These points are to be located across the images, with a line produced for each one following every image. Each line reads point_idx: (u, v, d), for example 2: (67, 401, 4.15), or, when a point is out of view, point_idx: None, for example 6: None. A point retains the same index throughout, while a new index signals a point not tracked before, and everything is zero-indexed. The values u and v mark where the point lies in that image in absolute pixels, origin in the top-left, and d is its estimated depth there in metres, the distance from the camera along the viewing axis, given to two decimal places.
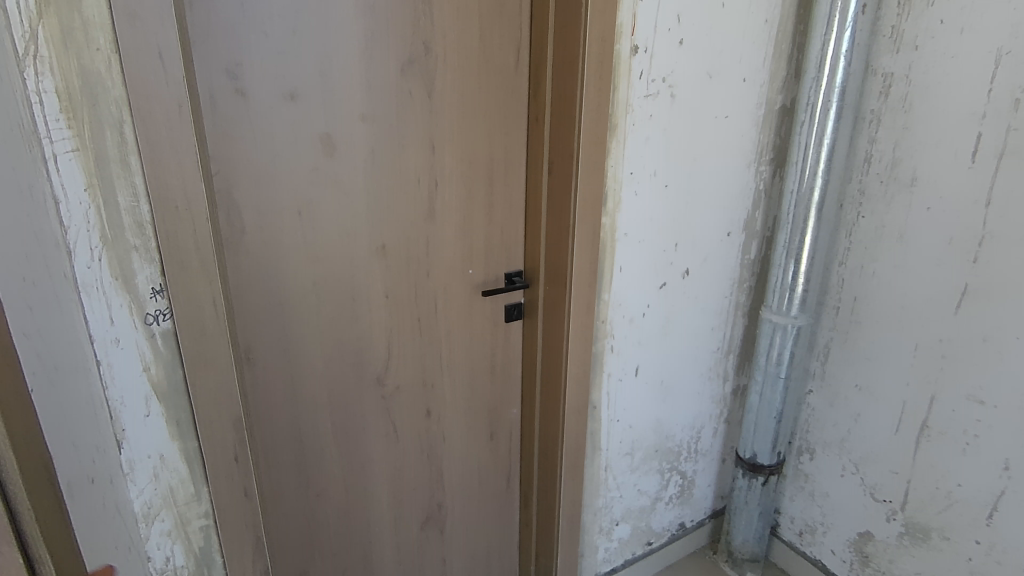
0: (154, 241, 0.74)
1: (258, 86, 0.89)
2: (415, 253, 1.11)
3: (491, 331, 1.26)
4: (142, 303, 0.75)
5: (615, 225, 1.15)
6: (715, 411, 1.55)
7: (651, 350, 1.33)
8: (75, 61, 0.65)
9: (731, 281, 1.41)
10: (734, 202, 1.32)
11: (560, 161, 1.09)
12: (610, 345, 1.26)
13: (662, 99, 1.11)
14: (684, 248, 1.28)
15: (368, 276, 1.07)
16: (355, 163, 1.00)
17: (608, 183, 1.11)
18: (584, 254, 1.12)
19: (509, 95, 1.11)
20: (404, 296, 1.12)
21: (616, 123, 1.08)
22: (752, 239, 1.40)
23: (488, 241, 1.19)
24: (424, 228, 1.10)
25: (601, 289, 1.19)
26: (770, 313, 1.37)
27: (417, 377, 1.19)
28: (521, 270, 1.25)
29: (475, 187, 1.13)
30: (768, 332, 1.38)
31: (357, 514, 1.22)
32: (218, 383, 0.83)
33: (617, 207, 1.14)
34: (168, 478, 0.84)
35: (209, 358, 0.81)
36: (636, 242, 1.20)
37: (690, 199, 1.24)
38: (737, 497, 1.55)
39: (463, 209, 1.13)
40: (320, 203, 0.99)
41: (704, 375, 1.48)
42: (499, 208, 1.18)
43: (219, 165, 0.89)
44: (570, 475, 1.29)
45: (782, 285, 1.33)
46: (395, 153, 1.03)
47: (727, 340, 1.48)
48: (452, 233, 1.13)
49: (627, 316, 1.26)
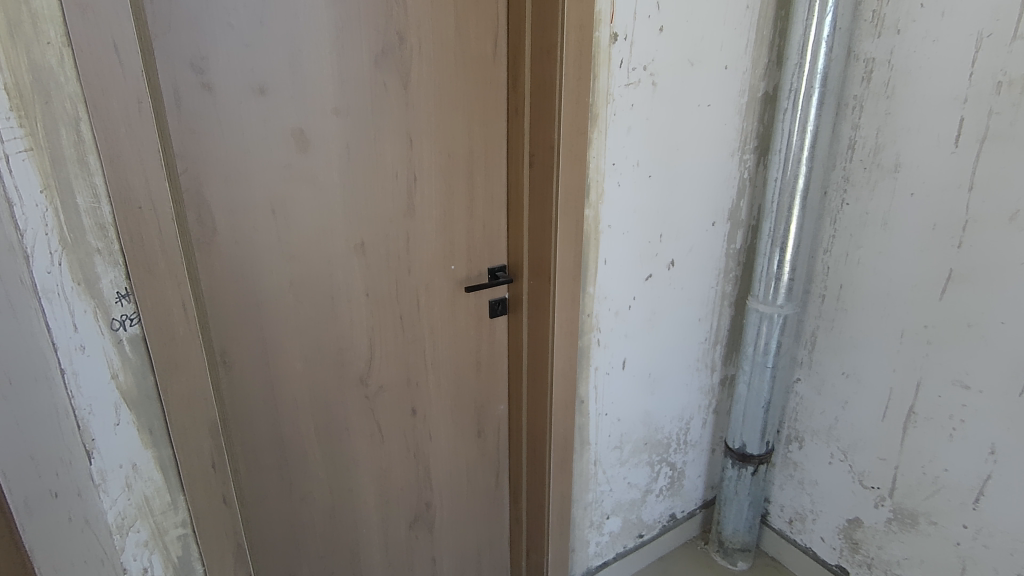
0: (118, 243, 0.71)
1: (225, 80, 0.85)
2: (394, 250, 1.08)
3: (475, 327, 1.24)
4: (107, 308, 0.73)
5: (598, 216, 1.13)
6: (704, 401, 1.55)
7: (638, 343, 1.32)
8: (24, 56, 0.61)
9: (717, 271, 1.40)
10: (718, 191, 1.31)
11: (542, 154, 1.07)
12: (597, 338, 1.24)
13: (644, 88, 1.10)
14: (668, 239, 1.27)
15: (347, 274, 1.05)
16: (330, 158, 0.97)
17: (590, 174, 1.09)
18: (568, 247, 1.10)
19: (488, 85, 1.09)
20: (386, 295, 1.10)
21: (598, 112, 1.06)
22: (737, 228, 1.39)
23: (471, 236, 1.16)
24: (404, 225, 1.08)
25: (586, 282, 1.17)
26: (757, 302, 1.37)
27: (401, 376, 1.17)
28: (504, 265, 1.23)
29: (455, 182, 1.11)
30: (754, 322, 1.38)
31: (344, 516, 1.19)
32: (192, 389, 0.81)
33: (601, 198, 1.12)
34: (143, 488, 0.81)
35: (182, 364, 0.79)
36: (621, 233, 1.18)
37: (674, 188, 1.23)
38: (727, 487, 1.55)
39: (444, 205, 1.11)
40: (295, 200, 0.96)
41: (692, 366, 1.47)
42: (481, 202, 1.15)
43: (187, 162, 0.85)
44: (559, 471, 1.28)
45: (768, 274, 1.33)
46: (372, 147, 1.00)
47: (715, 331, 1.47)
48: (432, 229, 1.11)
49: (613, 308, 1.24)
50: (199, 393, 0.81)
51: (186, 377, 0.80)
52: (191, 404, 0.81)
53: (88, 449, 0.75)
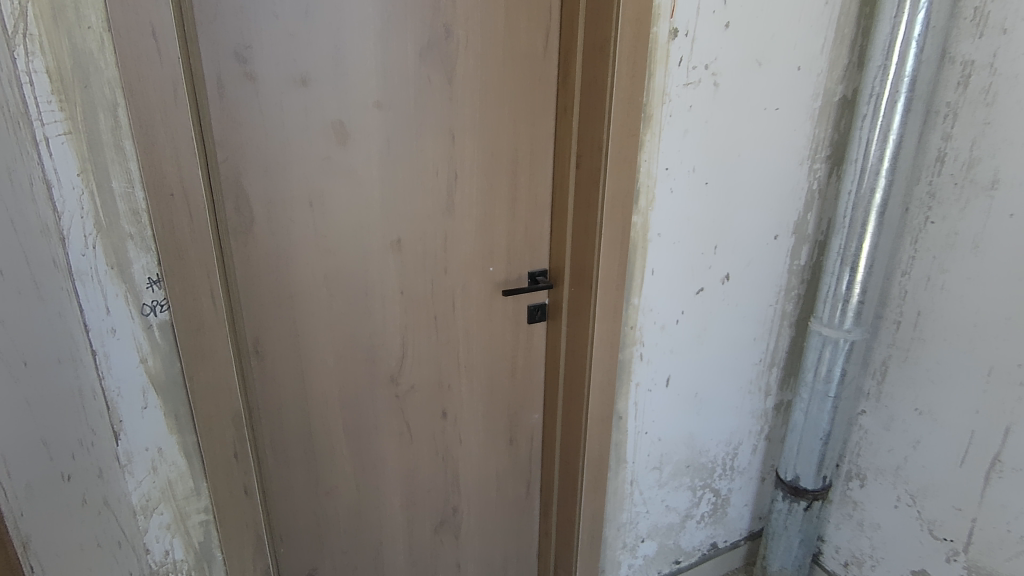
0: (150, 230, 0.72)
1: (268, 71, 0.85)
2: (432, 248, 1.06)
3: (512, 332, 1.20)
4: (138, 293, 0.73)
5: (647, 224, 1.07)
6: (756, 427, 1.44)
7: (684, 360, 1.24)
8: (66, 41, 0.62)
9: (777, 288, 1.30)
10: (783, 202, 1.21)
11: (589, 155, 1.01)
12: (639, 353, 1.17)
13: (704, 88, 1.02)
14: (724, 251, 1.18)
15: (382, 271, 1.03)
16: (370, 153, 0.95)
17: (640, 179, 1.03)
18: (612, 255, 1.04)
19: (537, 82, 1.04)
20: (421, 293, 1.08)
21: (652, 112, 0.99)
22: (803, 243, 1.28)
23: (511, 238, 1.12)
24: (443, 223, 1.05)
25: (630, 293, 1.11)
26: (821, 325, 1.25)
27: (433, 377, 1.15)
28: (545, 269, 1.19)
29: (498, 181, 1.07)
30: (816, 345, 1.27)
31: (368, 514, 1.18)
32: (217, 378, 0.81)
33: (651, 205, 1.05)
34: (167, 472, 0.82)
35: (208, 352, 0.79)
36: (671, 242, 1.11)
37: (732, 197, 1.14)
38: (775, 521, 1.43)
39: (485, 204, 1.08)
40: (333, 194, 0.95)
41: (744, 388, 1.37)
42: (523, 203, 1.11)
43: (227, 151, 0.86)
44: (591, 488, 1.22)
45: (835, 295, 1.22)
46: (413, 143, 0.98)
47: (772, 352, 1.37)
48: (471, 229, 1.08)
49: (659, 322, 1.17)
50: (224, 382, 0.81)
51: (211, 366, 0.80)
52: (216, 392, 0.81)
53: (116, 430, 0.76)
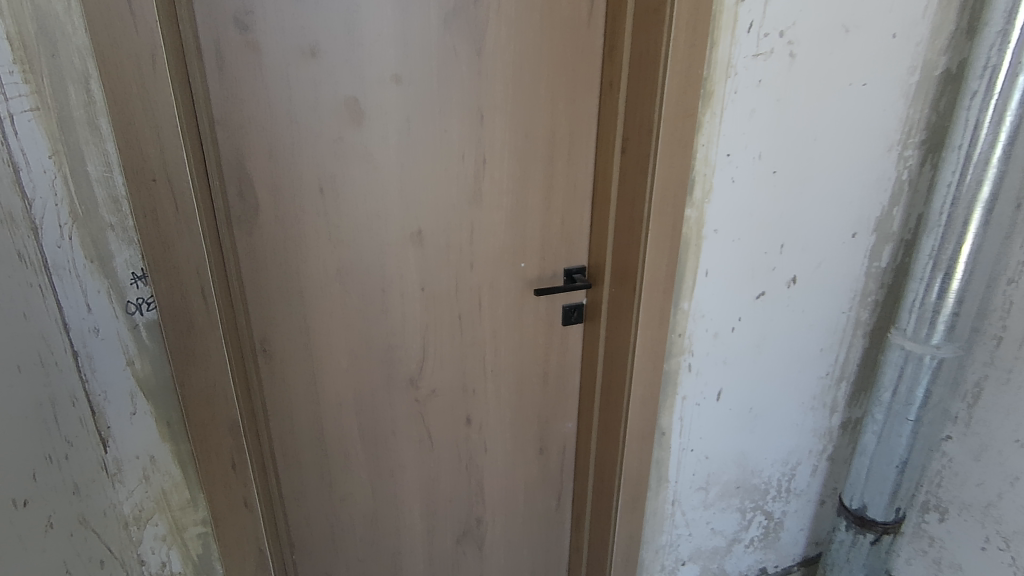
0: (132, 220, 0.64)
1: (273, 42, 0.76)
2: (456, 241, 0.95)
3: (545, 334, 1.09)
4: (122, 290, 0.66)
5: (703, 218, 0.92)
6: (817, 446, 1.29)
7: (739, 371, 1.10)
8: (28, 2, 0.54)
9: (852, 293, 1.13)
10: (864, 195, 1.04)
11: (637, 138, 0.88)
12: (687, 363, 1.04)
13: (777, 59, 0.86)
14: (791, 250, 1.03)
15: (401, 266, 0.93)
16: (388, 134, 0.85)
17: (696, 166, 0.88)
18: (659, 253, 0.91)
19: (580, 53, 0.91)
20: (445, 291, 0.98)
21: (712, 89, 0.84)
22: (884, 243, 1.11)
23: (547, 231, 1.01)
24: (470, 213, 0.94)
25: (679, 296, 0.97)
26: (902, 337, 1.08)
27: (457, 381, 1.06)
28: (584, 266, 1.06)
29: (532, 167, 0.95)
30: (895, 361, 1.10)
31: (386, 523, 1.11)
32: (210, 384, 0.73)
33: (707, 196, 0.91)
34: (160, 481, 0.75)
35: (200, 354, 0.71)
36: (729, 240, 0.96)
37: (804, 189, 0.98)
38: (835, 551, 1.28)
39: (517, 193, 0.96)
40: (346, 180, 0.86)
41: (806, 403, 1.22)
42: (561, 192, 0.99)
43: (228, 132, 0.77)
44: (627, 509, 1.11)
45: (923, 304, 1.04)
46: (437, 123, 0.87)
47: (841, 365, 1.21)
48: (501, 220, 0.97)
49: (711, 329, 1.03)
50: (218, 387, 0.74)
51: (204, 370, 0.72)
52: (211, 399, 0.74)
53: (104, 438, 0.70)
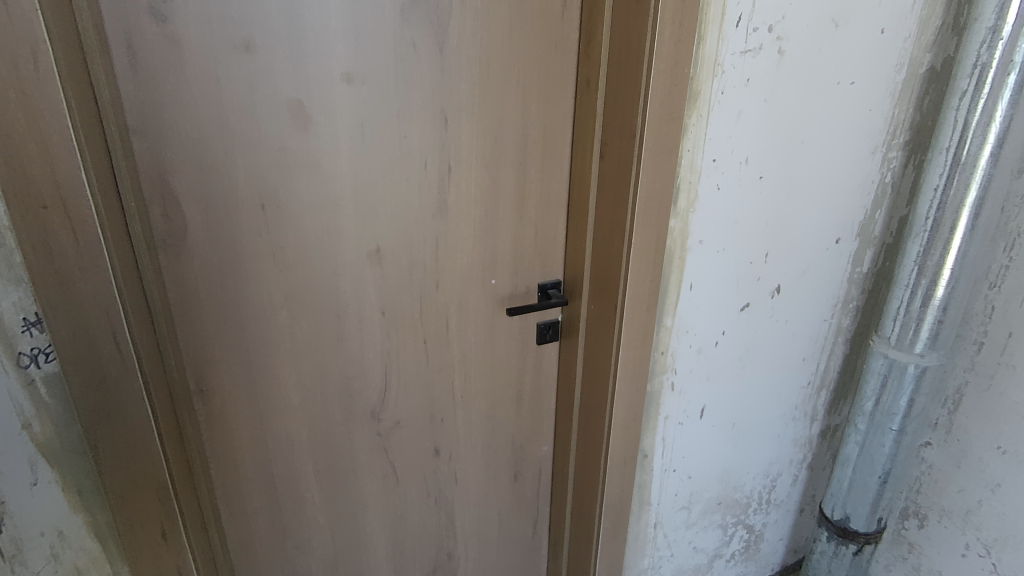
0: (20, 255, 0.52)
1: (196, 33, 0.64)
2: (420, 259, 0.85)
3: (518, 354, 1.00)
4: (11, 340, 0.53)
5: (688, 228, 0.85)
6: (798, 455, 1.26)
7: (723, 387, 1.04)
8: None
9: (834, 300, 1.09)
10: (848, 199, 1.00)
11: (618, 143, 0.80)
12: (670, 381, 0.97)
13: (766, 57, 0.80)
14: (776, 259, 0.97)
15: (358, 288, 0.83)
16: (338, 141, 0.75)
17: (681, 173, 0.81)
18: (643, 269, 0.84)
19: (553, 49, 0.82)
20: (408, 313, 0.88)
21: (699, 89, 0.77)
22: (867, 247, 1.07)
23: (519, 244, 0.92)
24: (434, 227, 0.85)
25: (663, 312, 0.90)
26: (886, 345, 1.05)
27: (423, 410, 0.96)
28: (559, 280, 0.98)
29: (503, 175, 0.86)
30: (878, 369, 1.07)
31: (348, 567, 1.01)
32: (131, 441, 0.62)
33: (693, 205, 0.84)
34: (72, 560, 0.63)
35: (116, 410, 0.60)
36: (714, 251, 0.90)
37: (791, 194, 0.93)
38: (817, 562, 1.26)
39: (486, 203, 0.87)
40: (291, 194, 0.74)
41: (788, 414, 1.18)
42: (534, 201, 0.90)
43: (146, 140, 0.65)
44: (609, 536, 1.04)
45: (907, 311, 1.01)
46: (395, 127, 0.77)
47: (822, 373, 1.17)
48: (469, 234, 0.87)
49: (695, 345, 0.97)
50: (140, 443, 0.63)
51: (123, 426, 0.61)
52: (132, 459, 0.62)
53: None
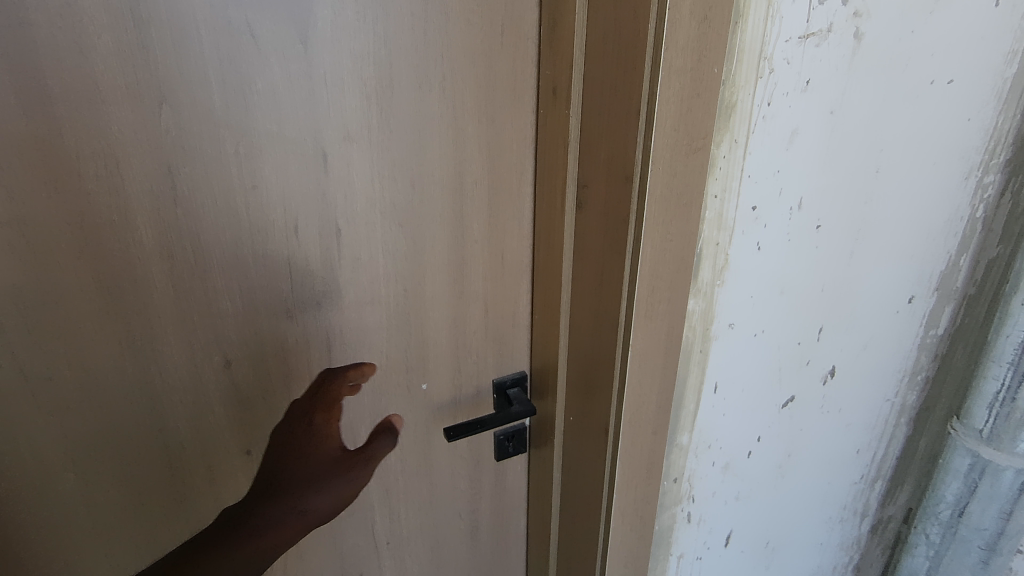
0: None
1: None
2: (304, 367, 0.56)
3: (468, 475, 0.71)
4: None
5: (713, 310, 0.56)
6: (844, 559, 0.98)
7: (757, 505, 0.76)
8: None
9: (900, 373, 0.80)
10: (927, 244, 0.71)
11: (603, 187, 0.50)
12: (687, 512, 0.68)
13: (835, 46, 0.50)
14: (832, 334, 0.68)
15: (202, 422, 0.53)
16: (128, 203, 0.44)
17: (705, 231, 0.51)
18: (647, 377, 0.54)
19: (498, 38, 0.52)
20: (292, 444, 0.58)
21: (733, 100, 0.47)
22: (945, 304, 0.79)
23: (460, 329, 0.62)
24: (322, 320, 0.55)
25: (676, 427, 0.61)
26: (975, 440, 0.77)
27: (331, 567, 0.66)
28: (524, 372, 0.69)
29: (428, 235, 0.56)
30: (963, 470, 0.79)
31: None
32: (334, 496, 0.60)
33: (720, 276, 0.55)
34: None
35: (307, 441, 0.58)
36: (750, 334, 0.61)
37: (856, 246, 0.63)
38: None
39: (403, 279, 0.57)
40: (54, 291, 0.44)
41: (834, 517, 0.89)
42: (481, 268, 0.60)
43: None
44: None
45: (1008, 399, 0.73)
46: (234, 172, 0.47)
47: (879, 461, 0.89)
48: (381, 325, 0.57)
49: (721, 460, 0.68)
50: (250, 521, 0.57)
51: (312, 448, 0.58)
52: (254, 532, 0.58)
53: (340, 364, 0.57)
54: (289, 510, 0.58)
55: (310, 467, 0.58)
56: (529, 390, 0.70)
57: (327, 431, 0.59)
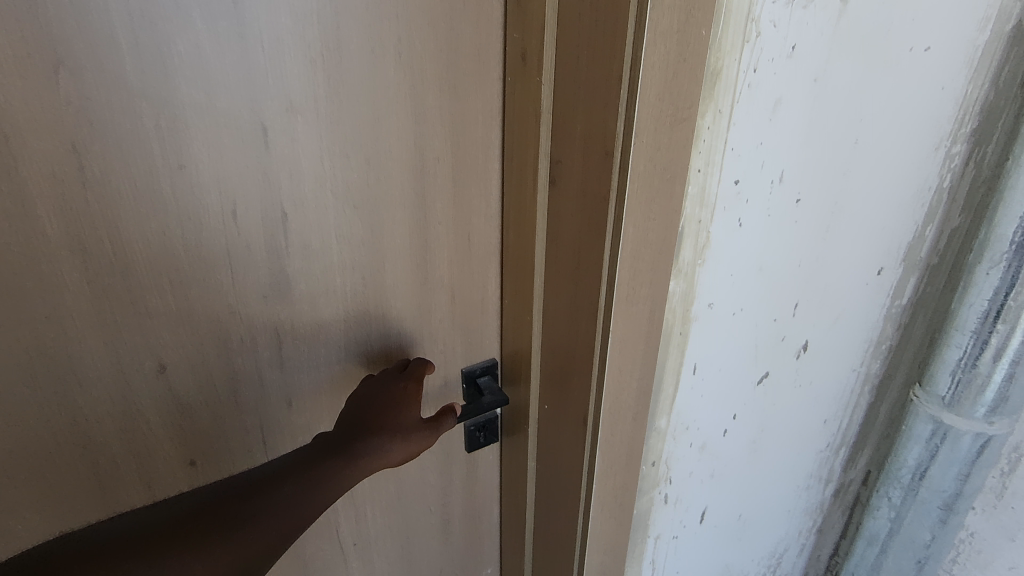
0: None
1: None
2: (253, 367, 0.50)
3: (438, 469, 0.67)
4: None
5: (693, 292, 0.53)
6: (808, 524, 1.00)
7: (731, 481, 0.75)
8: None
9: (867, 343, 0.81)
10: (898, 215, 0.70)
11: (579, 163, 0.46)
12: (664, 494, 0.67)
13: (822, 8, 0.47)
14: (807, 309, 0.67)
15: (138, 433, 0.47)
16: (25, 189, 0.37)
17: (688, 209, 0.48)
18: (627, 364, 0.51)
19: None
20: (242, 451, 0.53)
21: (719, 67, 0.43)
22: (910, 274, 0.79)
23: (425, 318, 0.57)
24: (270, 316, 0.49)
25: (655, 412, 0.59)
26: (937, 406, 0.79)
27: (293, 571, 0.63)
28: (495, 359, 0.65)
29: (387, 217, 0.51)
30: (925, 435, 0.81)
31: None
32: (406, 447, 0.51)
33: (702, 255, 0.52)
34: None
35: (386, 406, 0.52)
36: (729, 313, 0.59)
37: (833, 220, 0.62)
38: None
39: (360, 266, 0.51)
40: None
41: (801, 485, 0.91)
42: (446, 251, 0.55)
43: None
44: None
45: (970, 366, 0.74)
46: (157, 151, 0.40)
47: (844, 429, 0.90)
48: (339, 317, 0.52)
49: (698, 441, 0.66)
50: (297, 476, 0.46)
51: (389, 415, 0.51)
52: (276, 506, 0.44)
53: (409, 360, 0.57)
54: (365, 456, 0.49)
55: (390, 430, 0.50)
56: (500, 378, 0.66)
57: (413, 398, 0.53)
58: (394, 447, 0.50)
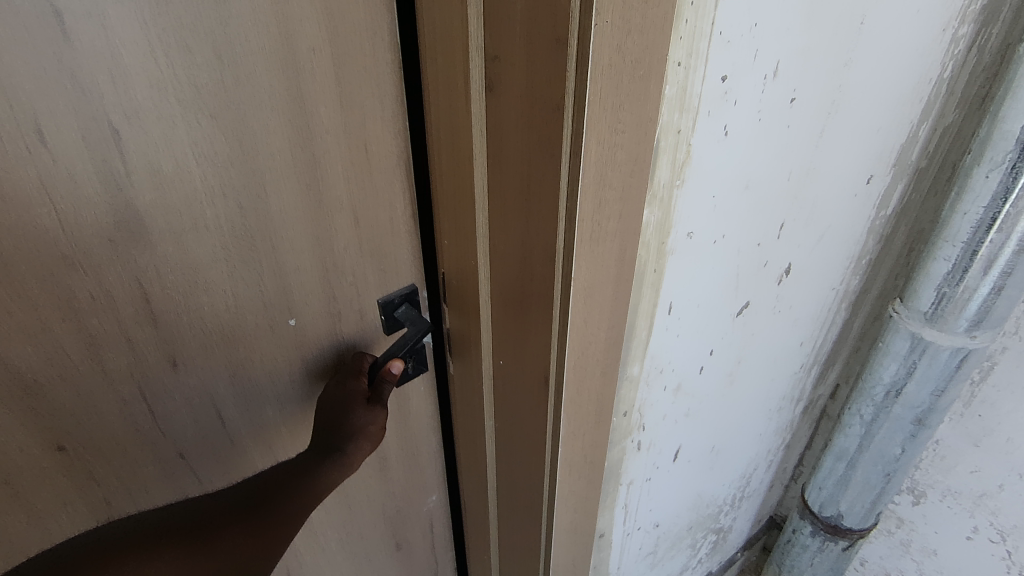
0: None
1: None
2: (116, 322, 0.40)
3: None
4: None
5: (670, 219, 0.44)
6: (777, 441, 0.98)
7: (704, 416, 0.70)
8: None
9: (849, 260, 0.74)
10: (893, 114, 0.61)
11: (519, 59, 0.34)
12: (637, 441, 0.61)
13: None
14: (792, 230, 0.59)
15: None
16: None
17: (665, 117, 0.37)
18: (594, 311, 0.42)
19: None
20: (122, 425, 0.44)
21: None
22: (898, 181, 0.71)
23: (327, 248, 0.47)
24: (126, 262, 0.39)
25: (626, 360, 0.51)
26: (918, 322, 0.74)
27: None
28: (412, 285, 0.54)
29: (258, 128, 0.39)
30: (901, 351, 0.77)
31: None
32: (370, 439, 0.50)
33: (680, 174, 0.42)
34: None
35: (343, 407, 0.50)
36: (708, 242, 0.50)
37: (828, 123, 0.52)
38: (796, 542, 1.06)
39: (234, 191, 0.40)
40: None
41: (773, 407, 0.87)
42: (343, 164, 0.44)
43: None
44: None
45: (957, 280, 0.69)
46: None
47: (818, 348, 0.86)
48: (216, 257, 0.42)
49: (672, 384, 0.60)
50: (281, 482, 0.48)
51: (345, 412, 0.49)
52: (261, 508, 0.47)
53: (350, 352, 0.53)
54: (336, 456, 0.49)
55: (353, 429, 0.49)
56: (425, 302, 0.57)
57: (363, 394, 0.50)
58: (361, 441, 0.50)
